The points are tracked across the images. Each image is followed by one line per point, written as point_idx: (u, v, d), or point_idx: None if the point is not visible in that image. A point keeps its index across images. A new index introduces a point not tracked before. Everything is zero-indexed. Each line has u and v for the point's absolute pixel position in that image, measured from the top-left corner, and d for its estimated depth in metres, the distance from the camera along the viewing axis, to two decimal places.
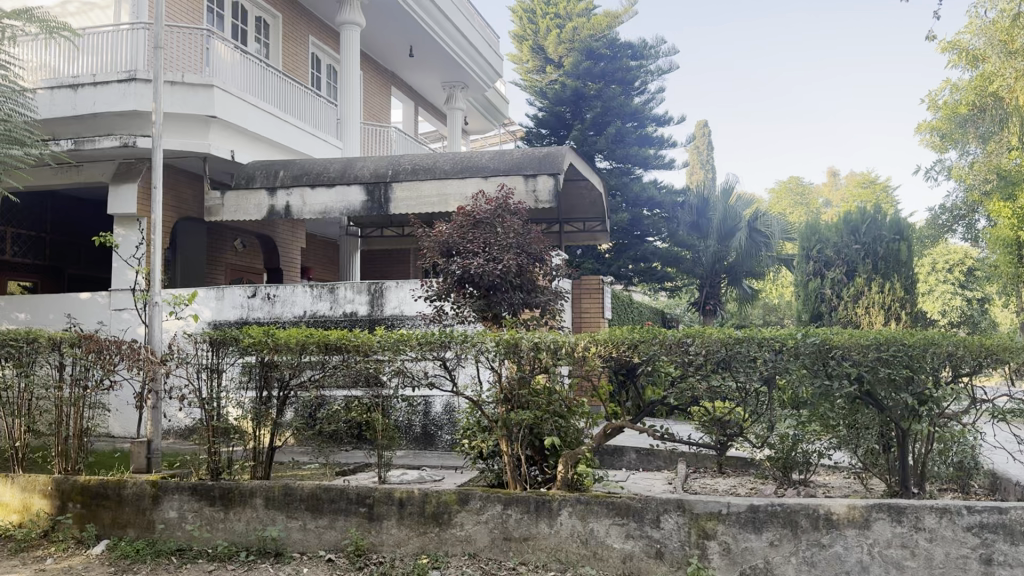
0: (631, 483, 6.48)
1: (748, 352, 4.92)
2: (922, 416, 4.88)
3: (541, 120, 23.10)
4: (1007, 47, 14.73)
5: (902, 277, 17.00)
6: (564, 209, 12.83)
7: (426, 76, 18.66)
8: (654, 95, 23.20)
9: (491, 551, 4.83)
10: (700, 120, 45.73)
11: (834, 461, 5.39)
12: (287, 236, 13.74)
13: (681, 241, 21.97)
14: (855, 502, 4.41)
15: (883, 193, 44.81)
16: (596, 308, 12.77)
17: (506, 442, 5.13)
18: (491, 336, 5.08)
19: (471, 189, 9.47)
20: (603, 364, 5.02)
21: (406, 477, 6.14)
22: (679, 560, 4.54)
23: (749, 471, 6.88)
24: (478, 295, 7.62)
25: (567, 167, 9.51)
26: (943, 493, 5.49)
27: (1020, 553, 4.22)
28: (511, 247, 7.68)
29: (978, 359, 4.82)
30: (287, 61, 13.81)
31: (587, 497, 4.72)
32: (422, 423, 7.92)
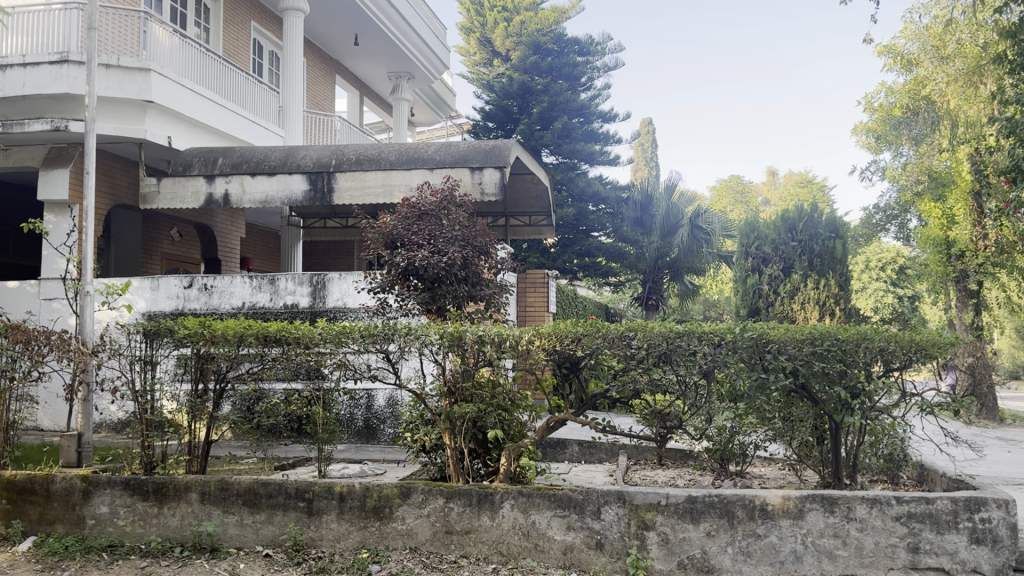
0: (573, 476, 6.50)
1: (687, 346, 4.98)
2: (855, 408, 4.98)
3: (488, 113, 22.97)
4: (939, 53, 15.39)
5: (836, 274, 17.56)
6: (510, 202, 12.83)
7: (372, 65, 18.44)
8: (599, 92, 23.43)
9: (432, 544, 4.81)
10: (645, 118, 46.30)
11: (770, 453, 5.62)
12: (225, 226, 13.43)
13: (625, 237, 22.09)
14: (789, 492, 4.51)
15: (819, 193, 45.97)
16: (541, 302, 12.84)
17: (449, 435, 5.11)
18: (435, 328, 5.04)
19: (416, 180, 9.41)
20: (547, 358, 5.00)
21: (347, 471, 6.07)
22: (619, 551, 4.58)
23: (689, 463, 6.94)
24: (423, 288, 7.55)
25: (513, 161, 9.52)
26: (874, 484, 5.59)
27: (945, 541, 4.35)
28: (456, 240, 7.63)
29: (907, 356, 4.99)
30: (228, 46, 13.50)
31: (529, 490, 4.73)
32: (364, 416, 7.84)
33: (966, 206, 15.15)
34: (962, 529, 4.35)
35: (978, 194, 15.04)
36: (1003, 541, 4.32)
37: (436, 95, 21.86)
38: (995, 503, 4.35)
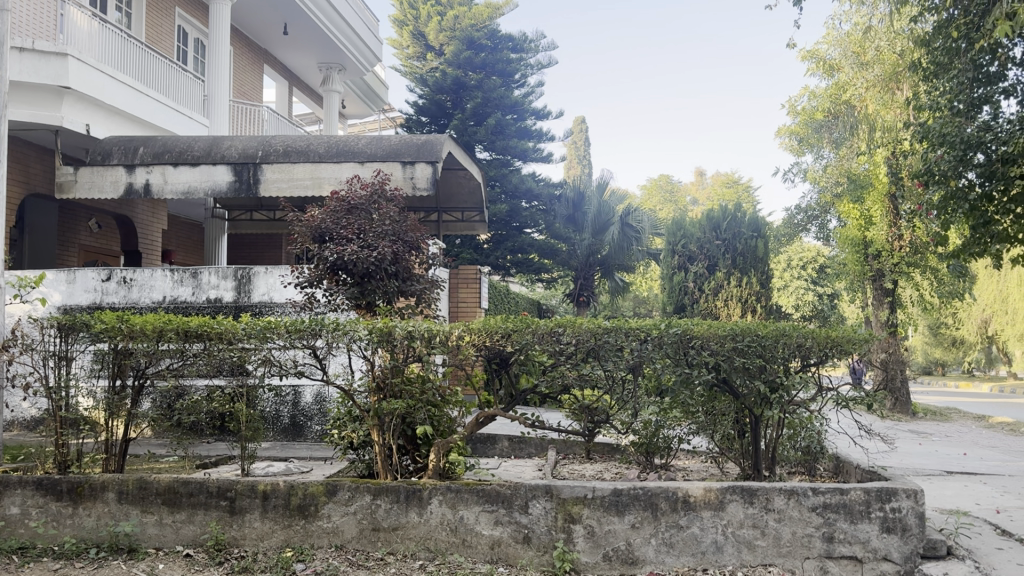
0: (502, 471, 6.51)
1: (615, 341, 5.04)
2: (773, 402, 5.12)
3: (421, 107, 22.82)
4: (859, 59, 16.00)
5: (758, 272, 18.07)
6: (443, 196, 12.77)
7: (301, 56, 18.11)
8: (532, 89, 23.60)
9: (359, 542, 4.75)
10: (578, 116, 46.75)
11: (694, 446, 5.77)
12: (146, 217, 13.03)
13: (558, 234, 22.29)
14: (711, 484, 4.62)
15: (745, 193, 47.24)
16: (473, 297, 12.85)
17: (377, 432, 5.05)
18: (364, 324, 4.95)
19: (346, 174, 9.30)
20: (476, 353, 5.01)
21: (272, 468, 5.97)
22: (545, 544, 4.61)
23: (616, 456, 7.00)
24: (351, 283, 7.46)
25: (445, 156, 9.47)
26: (791, 476, 5.75)
27: (858, 531, 4.51)
28: (386, 235, 7.55)
29: (823, 351, 5.17)
30: (150, 32, 13.06)
31: (457, 486, 4.72)
32: (290, 413, 7.70)
33: (882, 207, 15.71)
34: (874, 519, 4.51)
35: (893, 196, 15.63)
36: (912, 530, 4.50)
37: (368, 87, 21.58)
38: (905, 493, 4.51)
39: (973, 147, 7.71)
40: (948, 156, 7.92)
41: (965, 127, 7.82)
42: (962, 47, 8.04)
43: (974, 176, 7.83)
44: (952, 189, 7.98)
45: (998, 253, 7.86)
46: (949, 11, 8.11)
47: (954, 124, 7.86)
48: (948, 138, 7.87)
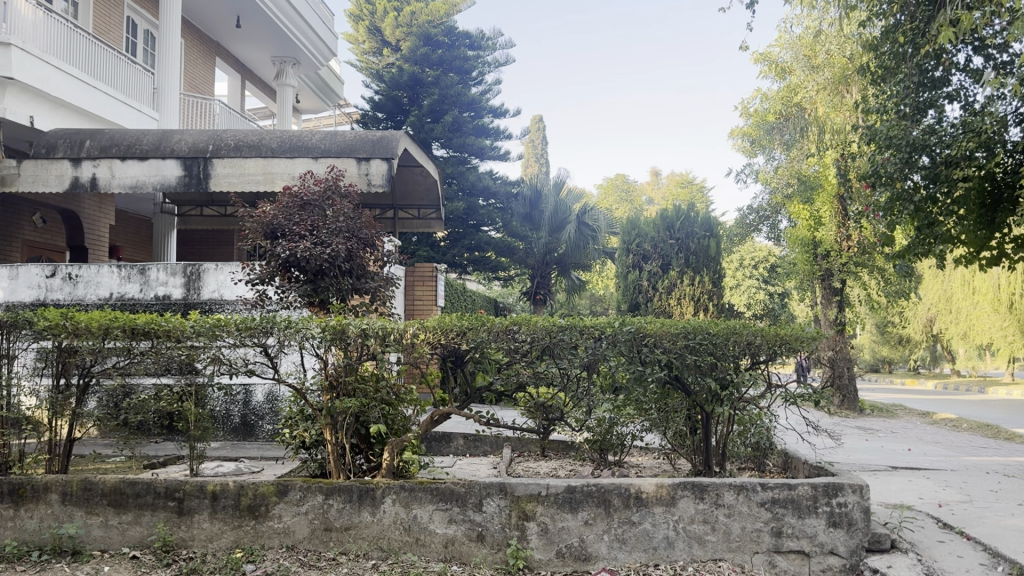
0: (456, 469, 6.48)
1: (570, 339, 5.08)
2: (723, 399, 5.17)
3: (377, 103, 22.63)
4: (810, 62, 16.34)
5: (710, 271, 18.36)
6: (398, 193, 12.67)
7: (254, 49, 17.83)
8: (489, 87, 23.64)
9: (310, 542, 4.69)
10: (535, 115, 46.90)
11: (646, 443, 5.81)
12: (93, 212, 12.73)
13: (515, 232, 22.50)
14: (663, 481, 4.66)
15: (699, 193, 47.88)
16: (429, 295, 12.80)
17: (330, 431, 4.99)
18: (317, 321, 4.88)
19: (299, 169, 9.18)
20: (431, 351, 4.98)
21: (221, 468, 5.87)
22: (499, 542, 4.61)
23: (570, 453, 6.99)
24: (304, 280, 7.38)
25: (401, 153, 9.42)
26: (741, 472, 5.83)
27: (805, 525, 4.59)
28: (340, 232, 7.48)
29: (773, 349, 5.22)
30: (98, 22, 12.75)
31: (411, 484, 4.69)
32: (241, 413, 7.58)
33: (831, 208, 16.04)
34: (821, 513, 4.60)
35: (842, 197, 15.96)
36: (857, 524, 4.60)
37: (323, 82, 21.33)
38: (850, 488, 4.61)
39: (918, 150, 7.91)
40: (894, 158, 8.13)
41: (911, 129, 8.01)
42: (908, 52, 8.23)
43: (920, 179, 8.02)
44: (898, 190, 8.17)
45: (941, 253, 8.06)
46: (896, 17, 8.30)
47: (900, 127, 8.06)
48: (895, 140, 8.07)
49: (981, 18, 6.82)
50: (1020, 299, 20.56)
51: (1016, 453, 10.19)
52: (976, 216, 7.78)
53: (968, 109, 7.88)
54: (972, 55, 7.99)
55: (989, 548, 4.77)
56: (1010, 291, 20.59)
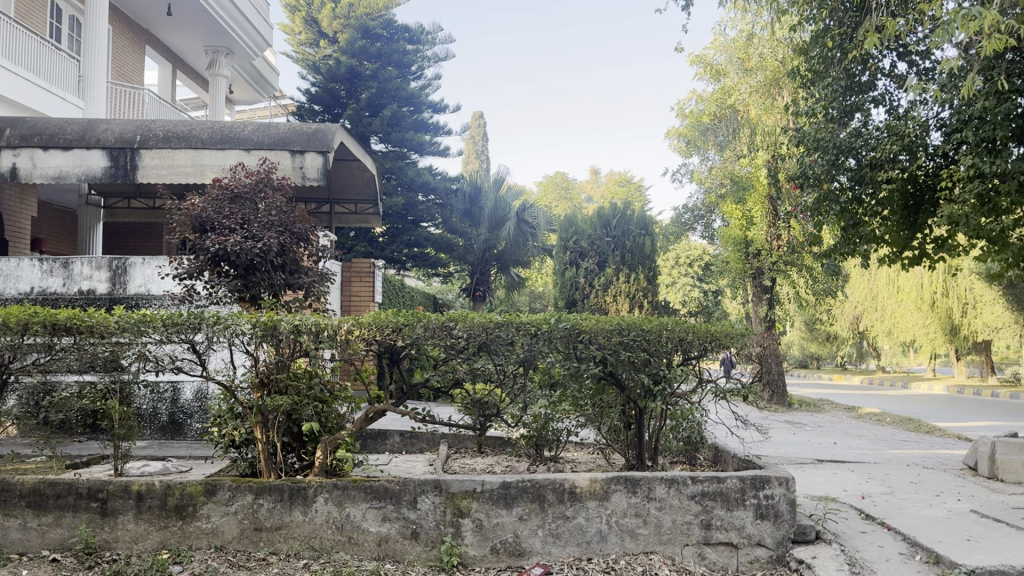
0: (392, 467, 6.42)
1: (506, 336, 5.10)
2: (656, 395, 5.27)
3: (313, 95, 22.25)
4: (743, 65, 16.72)
5: (645, 269, 18.79)
6: (335, 187, 12.49)
7: (185, 38, 17.37)
8: (429, 82, 23.56)
9: (239, 542, 4.61)
10: (476, 111, 46.85)
11: (582, 438, 5.85)
12: (14, 204, 12.24)
13: (455, 228, 22.34)
14: (596, 475, 4.71)
15: (637, 192, 48.46)
16: (366, 291, 12.69)
17: (261, 429, 4.90)
18: (247, 317, 4.77)
19: (231, 162, 8.98)
20: (366, 348, 4.92)
21: (147, 468, 5.70)
22: (433, 539, 4.60)
23: (507, 450, 6.98)
24: (235, 275, 7.24)
25: (337, 145, 9.27)
26: (674, 466, 5.95)
27: (734, 517, 4.69)
28: (272, 226, 7.36)
29: (703, 345, 5.31)
30: (19, 5, 12.26)
31: (344, 483, 4.64)
32: (169, 411, 7.39)
33: (762, 208, 16.39)
34: (749, 506, 4.71)
35: (773, 198, 16.34)
36: (783, 516, 4.72)
37: (257, 73, 20.93)
38: (777, 480, 4.73)
39: (845, 152, 8.15)
40: (821, 160, 8.32)
41: (838, 132, 8.26)
42: (836, 57, 8.47)
43: (846, 180, 8.22)
44: (825, 191, 8.36)
45: (865, 253, 8.28)
46: (825, 21, 8.51)
47: (828, 130, 8.30)
48: (822, 143, 8.31)
49: (904, 24, 7.04)
50: (941, 298, 21.59)
51: (935, 446, 10.58)
52: (899, 217, 8.08)
53: (892, 113, 8.15)
54: (896, 61, 8.26)
55: (908, 538, 4.95)
56: (932, 289, 21.58)
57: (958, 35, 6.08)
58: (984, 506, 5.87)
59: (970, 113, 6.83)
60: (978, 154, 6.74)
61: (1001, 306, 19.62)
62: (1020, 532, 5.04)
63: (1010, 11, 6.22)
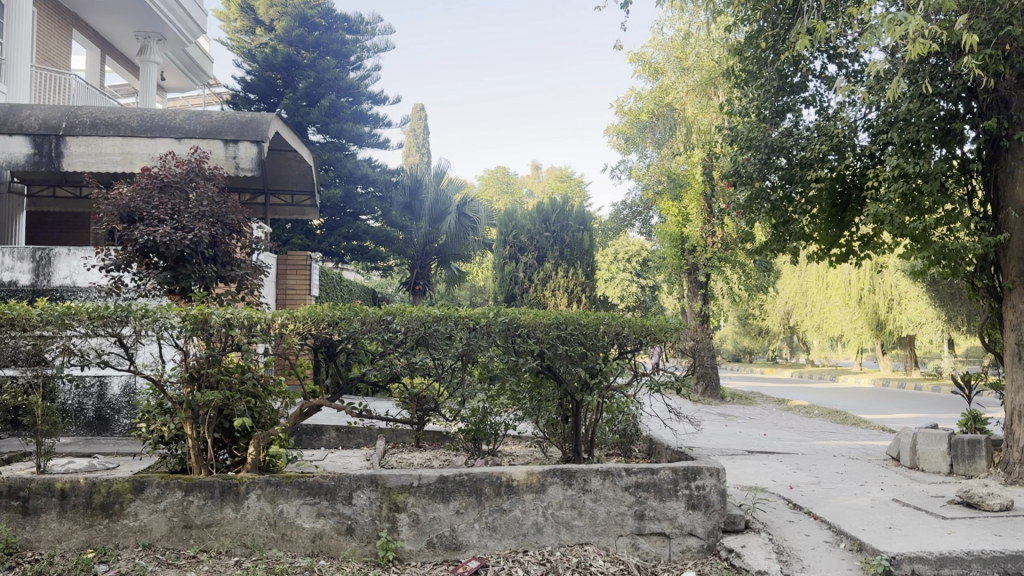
0: (328, 462, 6.36)
1: (444, 330, 5.07)
2: (593, 388, 5.33)
3: (249, 84, 21.74)
4: (681, 64, 17.12)
5: (585, 264, 18.98)
6: (271, 178, 12.27)
7: (114, 22, 16.84)
8: (368, 73, 23.32)
9: (168, 540, 4.51)
10: (417, 103, 46.54)
11: (519, 431, 5.88)
12: None
13: (393, 221, 22.29)
14: (533, 468, 4.75)
15: (577, 187, 48.82)
16: (302, 284, 12.51)
17: (191, 425, 4.78)
18: (177, 310, 4.64)
19: (161, 150, 8.71)
20: (300, 342, 4.85)
21: (72, 465, 5.52)
22: (369, 535, 4.57)
23: (445, 444, 6.98)
24: (164, 266, 7.06)
25: (272, 135, 9.10)
26: (609, 458, 6.04)
27: (666, 508, 4.78)
28: (204, 216, 7.21)
29: (639, 339, 5.37)
30: None
31: (277, 479, 4.57)
32: (95, 406, 7.18)
33: (698, 205, 16.65)
34: (681, 496, 4.80)
35: (708, 195, 16.62)
36: (714, 505, 4.83)
37: (190, 60, 20.41)
38: (708, 471, 4.84)
39: (776, 151, 8.33)
40: (754, 159, 8.47)
41: (769, 132, 8.43)
42: (769, 57, 8.65)
43: (777, 179, 8.43)
44: (757, 189, 8.52)
45: (795, 249, 8.51)
46: (759, 23, 8.66)
47: (760, 129, 8.47)
48: (754, 142, 8.45)
49: (834, 27, 7.21)
50: (868, 294, 22.36)
51: (860, 437, 10.94)
52: (828, 215, 8.37)
53: (821, 114, 8.38)
54: (826, 63, 8.49)
55: (833, 527, 5.12)
56: (860, 286, 22.39)
57: (885, 40, 6.26)
58: (905, 495, 6.10)
59: (896, 115, 7.05)
60: (904, 155, 6.95)
61: (925, 302, 20.35)
62: (937, 519, 5.26)
63: (934, 17, 6.44)
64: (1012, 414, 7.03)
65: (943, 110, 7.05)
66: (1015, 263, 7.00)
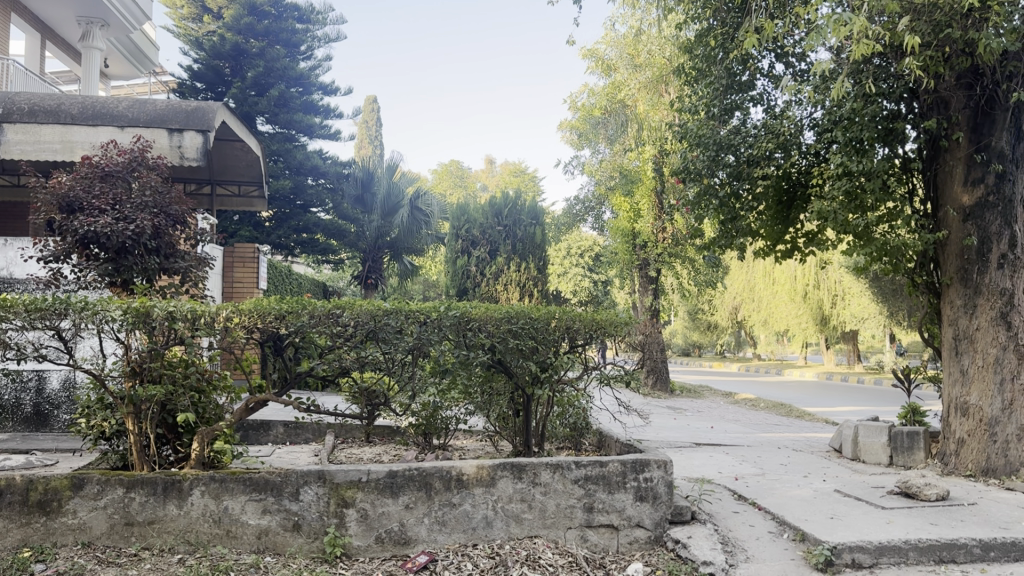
0: (275, 458, 6.26)
1: (395, 324, 5.05)
2: (543, 382, 5.34)
3: (196, 72, 21.26)
4: (633, 61, 17.27)
5: (536, 258, 19.11)
6: (217, 168, 12.04)
7: (55, 6, 16.33)
8: (319, 63, 23.04)
9: (109, 538, 4.40)
10: (369, 95, 46.14)
11: (470, 425, 5.88)
12: None
13: (345, 214, 22.17)
14: (483, 462, 4.75)
15: (531, 182, 48.97)
16: (249, 276, 12.32)
17: (133, 420, 4.67)
18: (118, 303, 4.50)
19: (103, 139, 8.46)
20: (246, 336, 4.76)
21: (8, 463, 5.36)
22: (316, 530, 4.52)
23: (395, 439, 6.94)
24: (105, 258, 6.89)
25: (218, 124, 8.92)
26: (560, 451, 6.07)
27: (615, 500, 4.83)
28: (146, 207, 7.06)
29: (590, 333, 5.40)
30: None
31: (222, 475, 4.49)
32: (34, 401, 7.00)
33: (649, 201, 16.81)
34: (629, 489, 4.85)
35: (659, 191, 16.77)
36: (661, 497, 4.89)
37: (135, 47, 19.89)
38: (656, 464, 4.90)
39: (724, 149, 8.45)
40: (703, 155, 8.60)
41: (717, 129, 8.56)
42: (719, 56, 8.75)
43: (725, 175, 8.53)
44: (705, 186, 8.62)
45: (742, 245, 8.66)
46: (709, 21, 8.74)
47: (709, 127, 8.59)
48: (704, 139, 8.56)
49: (781, 27, 7.31)
50: (813, 289, 22.86)
51: (804, 429, 11.18)
52: (774, 212, 8.52)
53: (768, 112, 8.52)
54: (774, 62, 8.64)
55: (777, 517, 5.22)
56: (805, 282, 22.90)
57: (831, 40, 6.36)
58: (846, 486, 6.25)
59: (840, 115, 7.22)
60: (847, 154, 7.12)
61: (867, 298, 20.85)
62: (877, 509, 5.40)
63: (878, 18, 6.56)
64: (949, 407, 7.22)
65: (886, 109, 7.23)
66: (952, 259, 7.20)
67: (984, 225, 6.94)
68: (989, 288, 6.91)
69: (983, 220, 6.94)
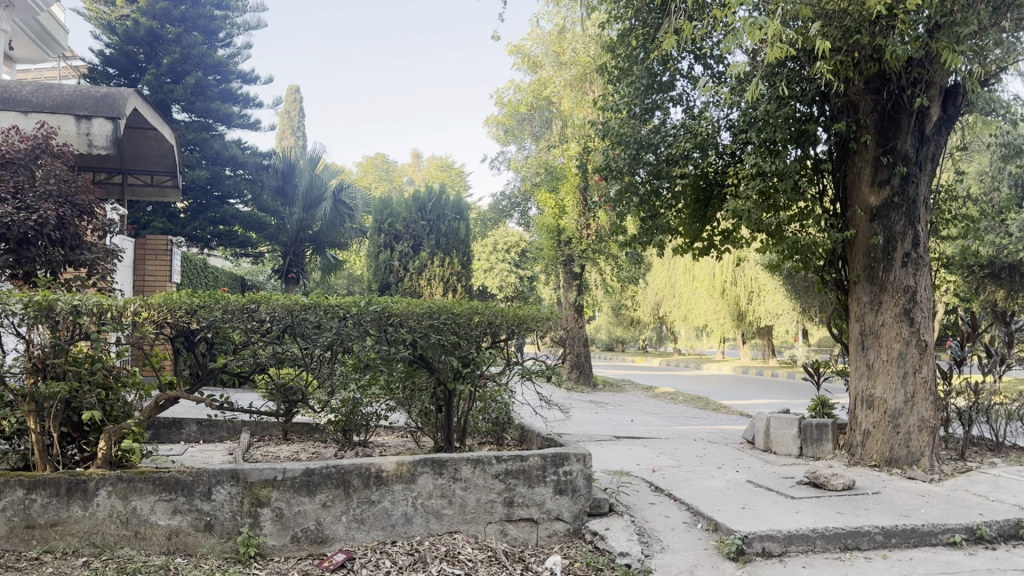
0: (188, 456, 6.10)
1: (313, 318, 4.97)
2: (465, 376, 5.32)
3: (107, 57, 20.41)
4: (558, 57, 17.49)
5: (460, 253, 19.09)
6: (128, 156, 11.61)
7: None
8: (238, 50, 22.49)
9: (8, 542, 4.22)
10: (292, 86, 45.32)
11: (391, 421, 5.83)
12: None
13: (265, 207, 21.61)
14: (403, 458, 4.73)
15: (458, 177, 48.89)
16: (162, 270, 11.94)
17: (34, 419, 4.47)
18: (18, 295, 4.25)
19: (4, 125, 8.06)
20: (156, 331, 4.62)
21: None
22: (229, 531, 4.42)
23: (314, 435, 6.84)
24: (5, 249, 6.53)
25: (130, 112, 8.60)
26: (481, 446, 6.09)
27: (534, 494, 4.87)
28: (50, 196, 6.79)
29: (512, 328, 5.40)
30: None
31: (130, 474, 4.35)
32: None
33: (574, 198, 17.02)
34: (549, 482, 4.91)
35: (583, 187, 16.97)
36: (580, 490, 4.97)
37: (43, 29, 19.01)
38: (574, 457, 4.98)
39: (644, 147, 8.58)
40: (624, 154, 8.72)
41: (638, 128, 8.69)
42: (639, 55, 8.88)
43: (645, 174, 8.69)
44: (627, 184, 8.75)
45: (661, 242, 8.86)
46: (630, 21, 8.81)
47: (630, 125, 8.72)
48: (625, 138, 8.69)
49: (700, 28, 7.47)
50: (730, 286, 23.49)
51: (720, 422, 11.49)
52: (691, 210, 8.74)
53: (687, 112, 8.71)
54: (693, 64, 8.83)
55: (691, 508, 5.36)
56: (722, 279, 23.46)
57: (746, 43, 6.52)
58: (758, 476, 6.45)
59: (755, 116, 7.41)
60: (761, 155, 7.35)
61: (782, 295, 21.58)
62: (787, 499, 5.59)
63: (792, 24, 6.76)
64: (856, 400, 7.52)
65: (800, 112, 7.48)
66: (860, 258, 7.50)
67: (890, 225, 7.23)
68: (894, 285, 7.20)
69: (889, 220, 7.23)
